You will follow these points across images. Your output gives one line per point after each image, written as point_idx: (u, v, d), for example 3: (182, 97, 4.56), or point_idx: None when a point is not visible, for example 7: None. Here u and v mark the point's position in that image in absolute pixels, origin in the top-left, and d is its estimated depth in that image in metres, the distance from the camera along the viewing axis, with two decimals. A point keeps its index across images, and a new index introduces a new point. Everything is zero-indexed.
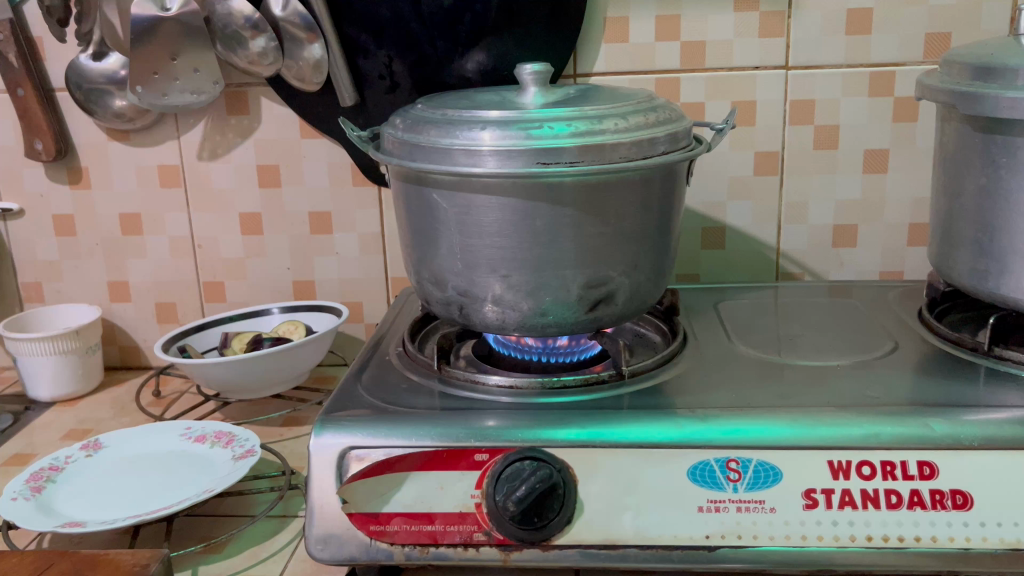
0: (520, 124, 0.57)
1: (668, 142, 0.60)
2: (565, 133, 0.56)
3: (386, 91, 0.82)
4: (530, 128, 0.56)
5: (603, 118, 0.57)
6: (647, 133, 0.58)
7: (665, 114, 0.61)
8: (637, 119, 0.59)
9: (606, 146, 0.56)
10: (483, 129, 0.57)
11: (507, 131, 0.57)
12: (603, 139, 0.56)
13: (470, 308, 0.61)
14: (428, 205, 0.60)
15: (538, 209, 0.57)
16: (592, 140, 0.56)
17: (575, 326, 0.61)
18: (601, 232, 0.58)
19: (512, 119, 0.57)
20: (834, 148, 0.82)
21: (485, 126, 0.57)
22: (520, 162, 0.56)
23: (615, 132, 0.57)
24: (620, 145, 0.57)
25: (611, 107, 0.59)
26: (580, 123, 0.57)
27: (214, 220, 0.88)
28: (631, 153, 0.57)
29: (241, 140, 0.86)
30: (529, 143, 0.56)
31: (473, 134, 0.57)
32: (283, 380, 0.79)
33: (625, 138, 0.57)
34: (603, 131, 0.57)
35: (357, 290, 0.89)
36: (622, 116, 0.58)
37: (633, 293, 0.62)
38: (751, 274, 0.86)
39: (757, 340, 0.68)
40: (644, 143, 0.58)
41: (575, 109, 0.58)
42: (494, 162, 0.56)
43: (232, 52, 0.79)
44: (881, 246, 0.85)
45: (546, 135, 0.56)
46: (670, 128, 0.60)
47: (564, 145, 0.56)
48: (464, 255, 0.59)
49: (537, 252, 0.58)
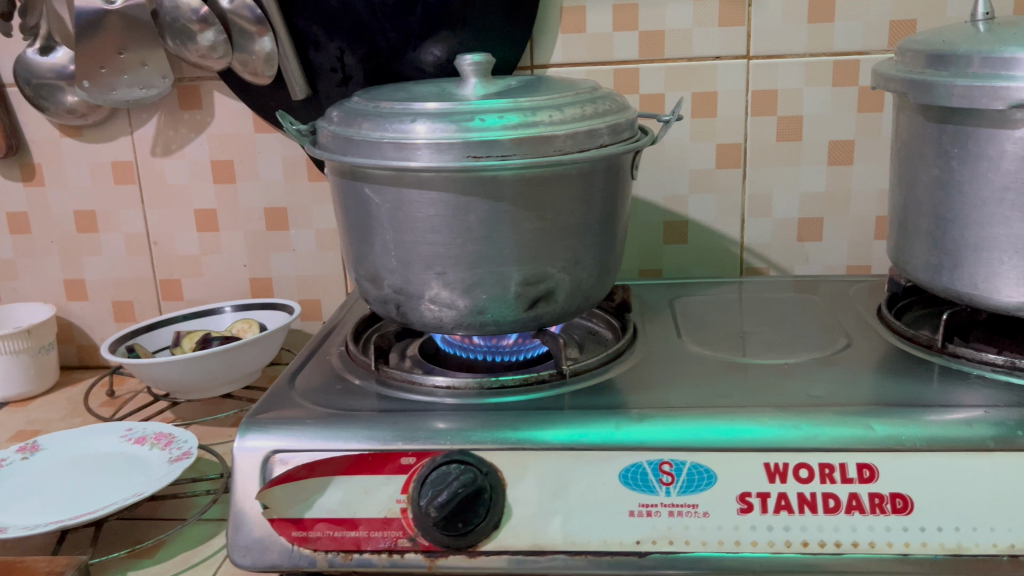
0: (452, 117, 0.55)
1: (609, 135, 0.58)
2: (499, 125, 0.55)
3: (339, 84, 0.80)
4: (463, 121, 0.55)
5: (540, 110, 0.56)
6: (586, 125, 0.56)
7: (606, 105, 0.59)
8: (576, 110, 0.57)
9: (541, 139, 0.55)
10: (415, 122, 0.55)
11: (438, 125, 0.55)
12: (538, 132, 0.55)
13: (407, 306, 0.59)
14: (362, 201, 0.58)
15: (471, 204, 0.55)
16: (527, 132, 0.54)
17: (515, 324, 0.59)
18: (538, 228, 0.57)
19: (446, 112, 0.56)
20: (798, 140, 0.80)
21: (417, 119, 0.55)
22: (452, 156, 0.54)
23: (550, 125, 0.55)
24: (556, 137, 0.55)
25: (548, 98, 0.57)
26: (515, 115, 0.55)
27: (169, 216, 0.87)
28: (569, 146, 0.56)
29: (195, 135, 0.84)
30: (460, 136, 0.54)
31: (405, 128, 0.55)
32: (234, 380, 0.77)
33: (562, 130, 0.55)
34: (539, 123, 0.55)
35: (314, 287, 0.88)
36: (559, 108, 0.56)
37: (575, 290, 0.60)
38: (715, 269, 0.84)
39: (706, 337, 0.66)
40: (582, 135, 0.56)
41: (510, 101, 0.56)
42: (425, 157, 0.54)
43: (183, 46, 0.77)
44: (848, 239, 0.82)
45: (479, 128, 0.54)
46: (611, 119, 0.58)
47: (498, 138, 0.54)
48: (399, 252, 0.58)
49: (473, 249, 0.56)
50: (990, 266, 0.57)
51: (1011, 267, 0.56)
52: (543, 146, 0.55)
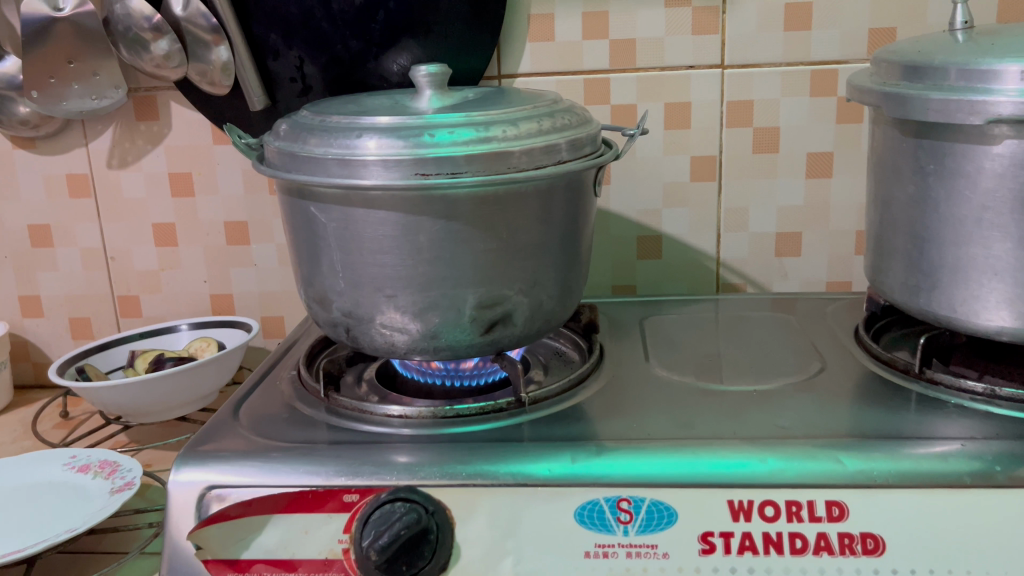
0: (401, 132, 0.52)
1: (568, 150, 0.55)
2: (451, 141, 0.52)
3: (298, 94, 0.77)
4: (412, 137, 0.52)
5: (494, 125, 0.53)
6: (543, 140, 0.54)
7: (567, 119, 0.56)
8: (533, 125, 0.54)
9: (494, 155, 0.52)
10: (363, 137, 0.53)
11: (385, 140, 0.52)
12: (491, 147, 0.52)
13: (357, 330, 0.56)
14: (310, 220, 0.55)
15: (422, 224, 0.52)
16: (480, 148, 0.52)
17: (471, 349, 0.56)
18: (493, 248, 0.54)
19: (396, 126, 0.53)
20: (775, 152, 0.77)
21: (365, 134, 0.53)
22: (400, 173, 0.51)
23: (505, 140, 0.52)
24: (511, 153, 0.52)
25: (504, 112, 0.55)
26: (467, 129, 0.52)
27: (127, 230, 0.84)
28: (525, 162, 0.53)
29: (152, 147, 0.81)
30: (409, 152, 0.51)
31: (352, 143, 0.53)
32: (188, 403, 0.74)
33: (517, 145, 0.52)
34: (493, 139, 0.52)
35: (277, 303, 0.85)
36: (515, 122, 0.54)
37: (535, 312, 0.57)
38: (690, 285, 0.81)
39: (675, 360, 0.63)
40: (539, 151, 0.53)
41: (464, 115, 0.54)
42: (372, 173, 0.52)
43: (137, 57, 0.74)
44: (828, 255, 0.80)
45: (430, 144, 0.51)
46: (571, 134, 0.55)
47: (449, 154, 0.51)
48: (347, 273, 0.55)
49: (424, 270, 0.53)
50: (969, 288, 0.54)
51: (991, 289, 0.53)
52: (497, 162, 0.52)
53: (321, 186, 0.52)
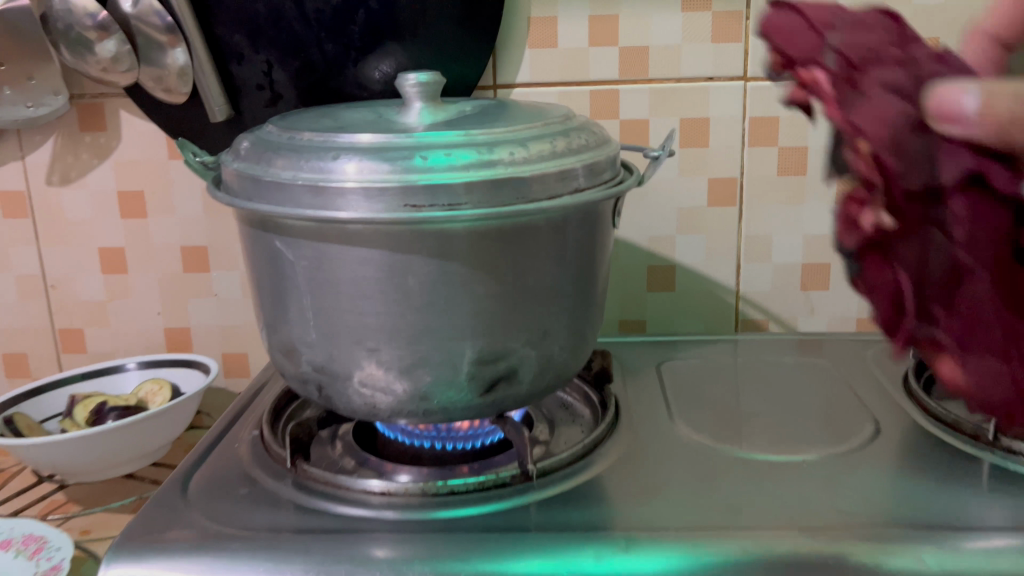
0: (385, 153, 0.43)
1: (584, 177, 0.46)
2: (447, 164, 0.43)
3: (266, 103, 0.68)
4: (398, 159, 0.43)
5: (498, 147, 0.44)
6: (556, 164, 0.45)
7: (582, 139, 0.48)
8: (544, 146, 0.45)
9: (499, 182, 0.43)
10: (340, 159, 0.43)
11: (366, 162, 0.43)
12: (495, 173, 0.43)
13: (331, 388, 0.47)
14: (274, 257, 0.46)
15: (412, 264, 0.43)
16: (481, 174, 0.43)
17: (468, 412, 0.47)
18: (496, 293, 0.45)
19: (379, 146, 0.44)
20: (803, 174, 0.69)
21: (342, 156, 0.43)
22: (384, 203, 0.42)
23: (512, 164, 0.44)
24: (518, 179, 0.43)
25: (510, 130, 0.46)
26: (466, 151, 0.43)
27: (69, 256, 0.74)
28: (534, 192, 0.44)
29: (98, 162, 0.71)
30: (394, 178, 0.42)
31: (326, 166, 0.43)
32: (134, 459, 0.63)
33: (525, 171, 0.44)
34: (496, 163, 0.43)
35: (241, 339, 0.76)
36: (522, 143, 0.45)
37: (544, 368, 0.48)
38: (706, 322, 0.73)
39: (702, 417, 0.54)
40: (552, 177, 0.44)
41: (460, 135, 0.45)
42: (350, 204, 0.42)
43: (81, 59, 0.64)
44: (858, 289, 0.71)
45: (421, 168, 0.42)
46: (589, 156, 0.47)
47: (444, 181, 0.42)
48: (320, 322, 0.46)
49: (414, 319, 0.44)
50: None
51: None
52: (502, 191, 0.43)
53: (287, 217, 0.43)
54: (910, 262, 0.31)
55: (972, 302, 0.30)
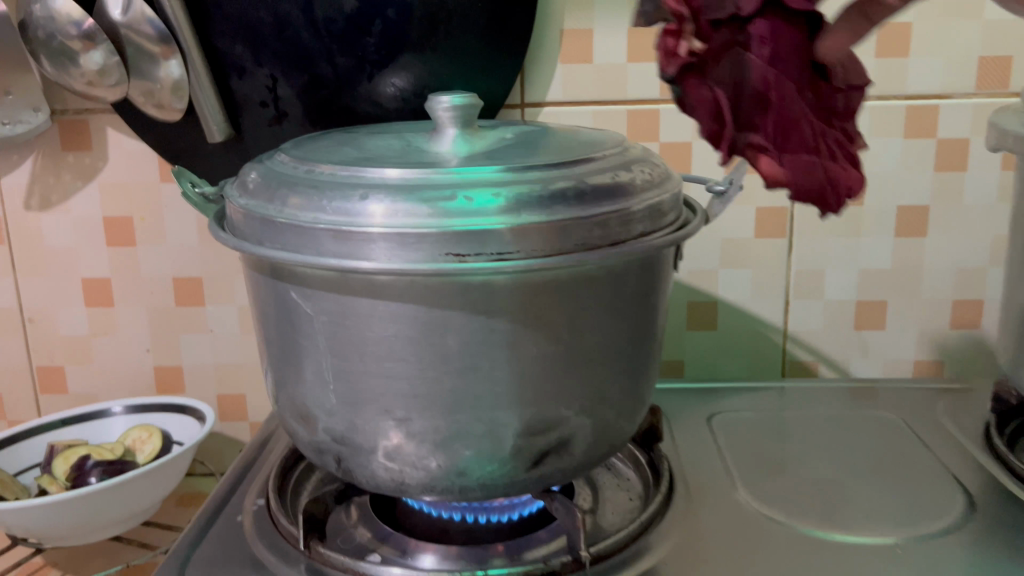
0: (421, 191, 0.37)
1: (648, 219, 0.40)
2: (494, 206, 0.36)
3: (269, 122, 0.61)
4: (436, 198, 0.36)
5: (552, 184, 0.38)
6: (618, 205, 0.38)
7: (644, 173, 0.41)
8: (603, 183, 0.39)
9: (553, 226, 0.37)
10: (367, 197, 0.37)
11: (398, 202, 0.36)
12: (551, 217, 0.37)
13: (352, 461, 0.41)
14: (288, 309, 0.40)
15: (452, 321, 0.37)
16: (533, 218, 0.36)
17: (510, 488, 0.41)
18: (548, 354, 0.38)
19: (413, 183, 0.38)
20: (859, 203, 0.63)
21: (370, 194, 0.37)
22: (421, 252, 0.36)
23: (569, 206, 0.37)
24: (576, 223, 0.37)
25: (564, 165, 0.39)
26: (515, 189, 0.37)
27: (50, 287, 0.67)
28: (594, 237, 0.38)
29: (81, 184, 0.64)
30: (433, 222, 0.36)
31: (350, 206, 0.37)
32: (120, 520, 0.56)
33: (583, 214, 0.37)
34: (551, 204, 0.37)
35: (238, 378, 0.69)
36: (578, 179, 0.39)
37: (598, 437, 0.42)
38: (749, 363, 0.67)
39: (766, 483, 0.48)
40: (615, 221, 0.38)
41: (506, 169, 0.38)
42: (380, 252, 0.36)
43: (65, 72, 0.57)
44: (916, 327, 0.65)
45: (464, 209, 0.36)
46: (653, 195, 0.40)
47: (491, 226, 0.36)
48: (340, 386, 0.39)
49: (452, 385, 0.38)
50: None
51: None
52: (557, 237, 0.37)
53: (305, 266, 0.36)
54: (724, 79, 0.36)
55: (778, 101, 0.35)
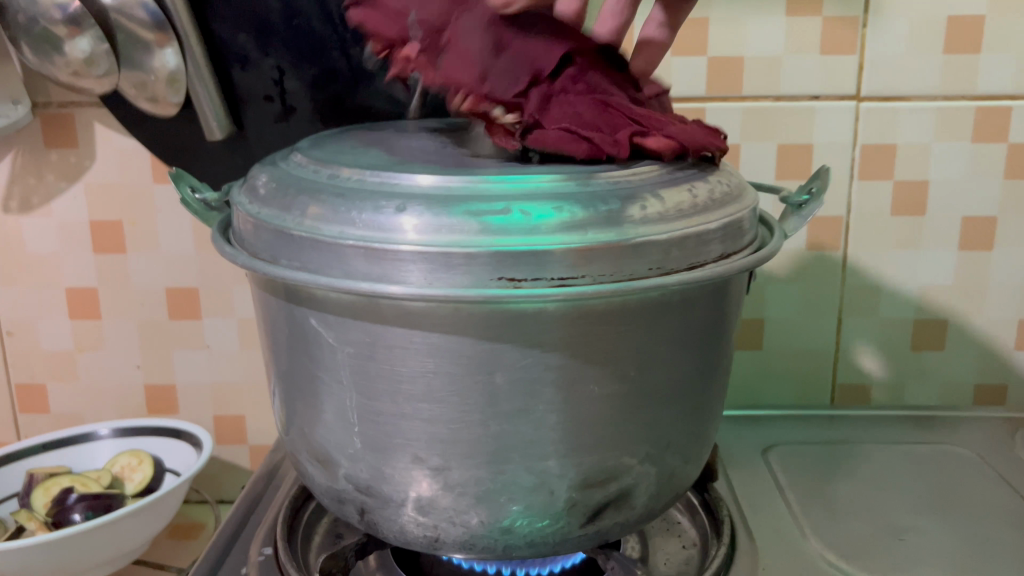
0: (467, 202, 0.31)
1: (726, 238, 0.34)
2: (553, 220, 0.31)
3: (275, 118, 0.55)
4: (485, 212, 0.31)
5: (619, 197, 0.32)
6: (695, 222, 0.33)
7: (718, 185, 0.36)
8: (677, 197, 0.33)
9: (624, 246, 0.31)
10: (402, 208, 0.31)
11: (439, 214, 0.31)
12: (620, 236, 0.31)
13: (377, 514, 0.35)
14: (305, 338, 0.34)
15: (502, 357, 0.31)
16: (600, 237, 0.31)
17: (561, 547, 0.35)
18: (610, 395, 0.33)
19: (456, 192, 0.32)
20: (921, 214, 0.57)
21: (406, 205, 0.31)
22: (467, 275, 0.30)
23: (639, 223, 0.32)
24: (649, 243, 0.31)
25: (629, 173, 0.34)
26: (578, 201, 0.31)
27: (30, 298, 0.61)
28: (669, 259, 0.32)
29: (66, 186, 0.58)
30: (483, 240, 0.30)
31: (383, 219, 0.31)
32: (107, 561, 0.50)
33: (657, 233, 0.32)
34: (620, 221, 0.31)
35: (238, 397, 0.64)
36: (648, 191, 0.33)
37: (661, 487, 0.36)
38: (796, 386, 0.61)
39: (838, 531, 0.43)
40: (690, 240, 0.33)
41: (565, 178, 0.33)
42: (419, 274, 0.30)
43: (47, 60, 0.51)
44: (978, 349, 0.60)
45: (519, 225, 0.31)
46: (731, 210, 0.35)
47: (552, 246, 0.30)
48: (368, 428, 0.33)
49: (498, 430, 0.32)
50: None
51: None
52: (627, 259, 0.31)
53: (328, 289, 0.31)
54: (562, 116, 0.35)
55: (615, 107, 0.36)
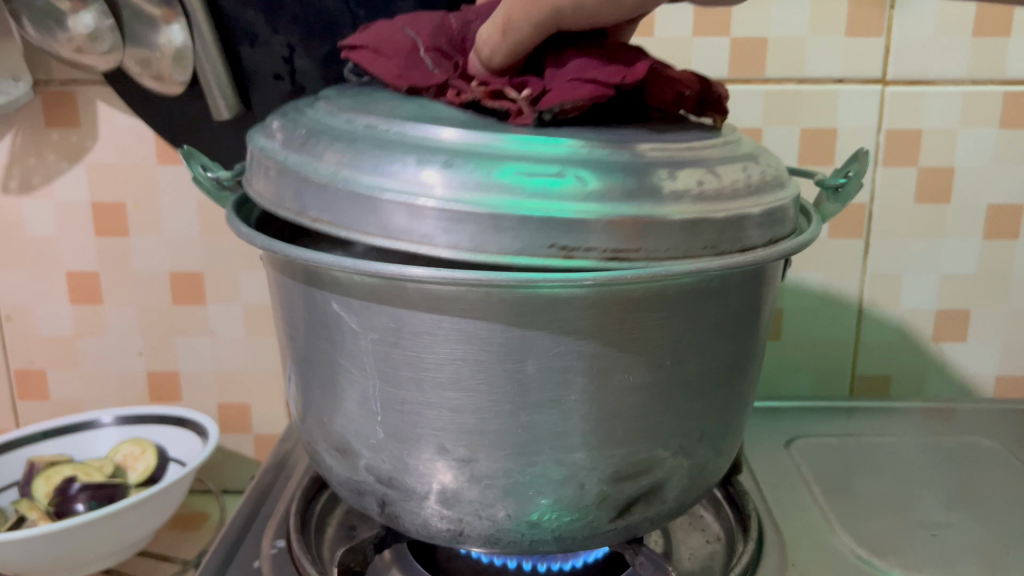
0: (517, 162, 0.29)
1: (771, 224, 0.33)
2: (606, 186, 0.29)
3: (284, 98, 0.54)
4: (536, 173, 0.29)
5: (667, 168, 0.31)
6: (742, 204, 0.31)
7: (763, 167, 0.34)
8: (725, 175, 0.32)
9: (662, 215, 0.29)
10: (446, 165, 0.30)
11: (485, 174, 0.29)
12: (667, 211, 0.29)
13: (399, 506, 0.34)
14: (325, 323, 0.32)
15: (533, 343, 0.30)
16: (640, 212, 0.29)
17: (589, 541, 0.34)
18: (645, 384, 0.31)
19: (503, 149, 0.30)
20: (945, 202, 0.56)
21: (450, 161, 0.30)
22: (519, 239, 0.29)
23: (686, 199, 0.30)
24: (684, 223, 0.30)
25: (676, 146, 0.32)
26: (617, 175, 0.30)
27: (31, 281, 0.59)
28: (713, 240, 0.31)
29: (67, 166, 0.57)
30: (534, 203, 0.29)
31: (425, 175, 0.30)
32: (111, 552, 0.49)
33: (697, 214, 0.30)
34: (666, 195, 0.30)
35: (243, 385, 0.62)
36: (696, 166, 0.31)
37: (693, 479, 0.35)
38: (814, 378, 0.60)
39: (866, 525, 0.41)
40: (736, 221, 0.31)
41: (612, 144, 0.31)
42: (466, 237, 0.29)
43: (50, 36, 0.50)
44: (1001, 340, 0.59)
45: (572, 190, 0.29)
46: (775, 196, 0.33)
47: (592, 215, 0.29)
48: (391, 417, 0.32)
49: (528, 420, 0.31)
50: None
51: None
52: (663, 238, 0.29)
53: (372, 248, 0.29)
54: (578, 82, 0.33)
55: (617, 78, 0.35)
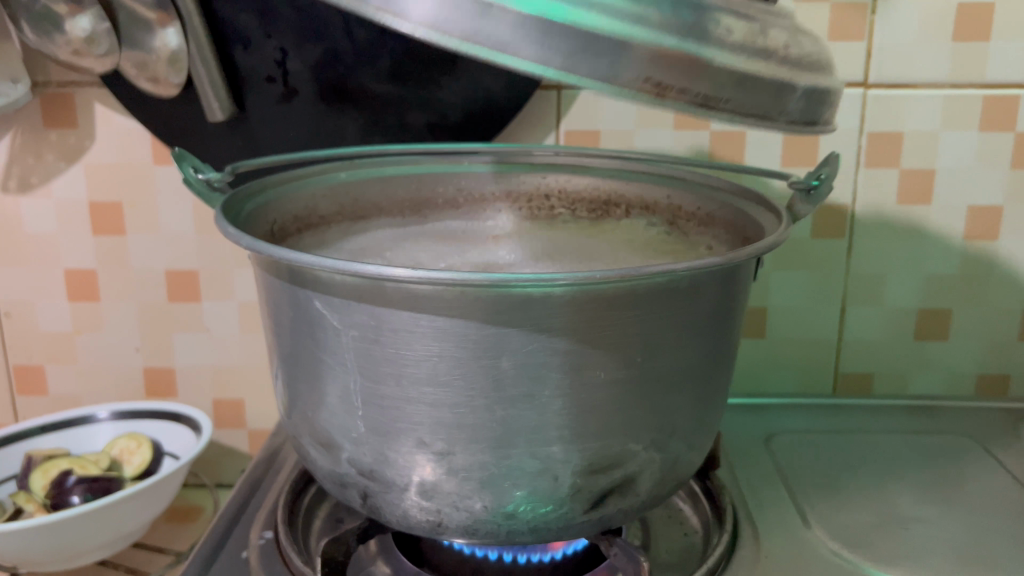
0: None
1: (810, 104, 0.31)
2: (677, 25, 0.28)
3: (278, 100, 0.55)
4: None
5: (722, 17, 0.29)
6: (789, 73, 0.30)
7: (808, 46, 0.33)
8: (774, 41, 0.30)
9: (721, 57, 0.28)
10: None
11: None
12: (718, 58, 0.28)
13: (380, 498, 0.35)
14: (309, 320, 0.33)
15: (507, 340, 0.31)
16: (697, 53, 0.27)
17: (564, 533, 0.35)
18: (617, 380, 0.32)
19: None
20: (927, 203, 0.57)
21: None
22: (611, 66, 0.27)
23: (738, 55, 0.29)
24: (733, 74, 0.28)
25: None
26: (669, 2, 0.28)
27: (30, 278, 0.60)
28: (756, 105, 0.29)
29: (66, 166, 0.58)
30: (628, 30, 0.26)
31: None
32: (106, 543, 0.50)
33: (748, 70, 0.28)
34: (719, 43, 0.28)
35: (238, 382, 0.63)
36: (747, 22, 0.30)
37: (667, 473, 0.36)
38: (798, 376, 0.61)
39: (840, 520, 0.42)
40: (781, 91, 0.30)
41: None
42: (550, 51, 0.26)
43: (48, 38, 0.51)
44: (983, 340, 0.60)
45: (654, 19, 0.27)
46: (819, 79, 0.32)
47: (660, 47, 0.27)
48: (371, 411, 0.33)
49: (503, 415, 0.32)
50: None
51: None
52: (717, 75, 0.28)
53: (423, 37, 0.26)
54: None
55: None
